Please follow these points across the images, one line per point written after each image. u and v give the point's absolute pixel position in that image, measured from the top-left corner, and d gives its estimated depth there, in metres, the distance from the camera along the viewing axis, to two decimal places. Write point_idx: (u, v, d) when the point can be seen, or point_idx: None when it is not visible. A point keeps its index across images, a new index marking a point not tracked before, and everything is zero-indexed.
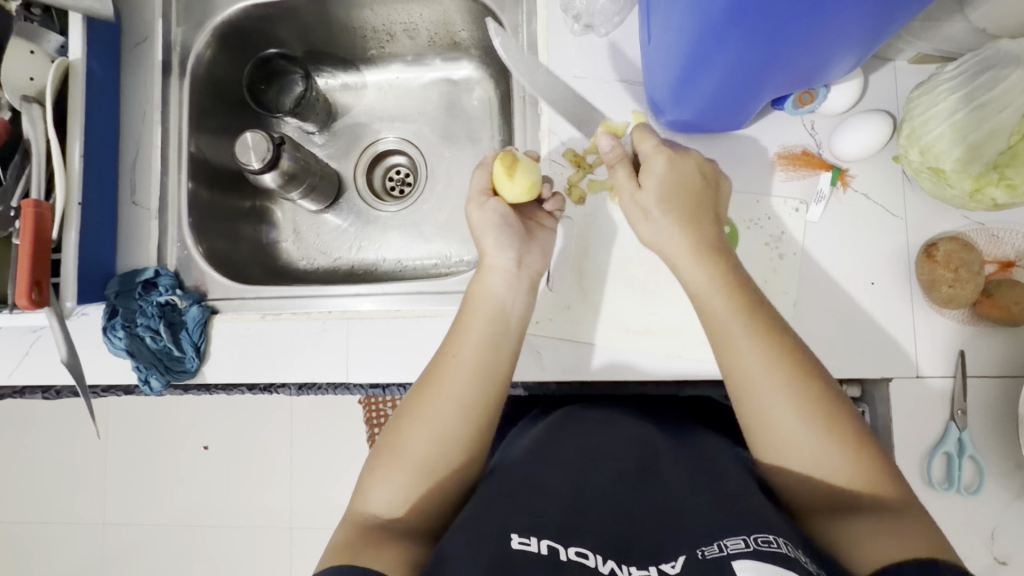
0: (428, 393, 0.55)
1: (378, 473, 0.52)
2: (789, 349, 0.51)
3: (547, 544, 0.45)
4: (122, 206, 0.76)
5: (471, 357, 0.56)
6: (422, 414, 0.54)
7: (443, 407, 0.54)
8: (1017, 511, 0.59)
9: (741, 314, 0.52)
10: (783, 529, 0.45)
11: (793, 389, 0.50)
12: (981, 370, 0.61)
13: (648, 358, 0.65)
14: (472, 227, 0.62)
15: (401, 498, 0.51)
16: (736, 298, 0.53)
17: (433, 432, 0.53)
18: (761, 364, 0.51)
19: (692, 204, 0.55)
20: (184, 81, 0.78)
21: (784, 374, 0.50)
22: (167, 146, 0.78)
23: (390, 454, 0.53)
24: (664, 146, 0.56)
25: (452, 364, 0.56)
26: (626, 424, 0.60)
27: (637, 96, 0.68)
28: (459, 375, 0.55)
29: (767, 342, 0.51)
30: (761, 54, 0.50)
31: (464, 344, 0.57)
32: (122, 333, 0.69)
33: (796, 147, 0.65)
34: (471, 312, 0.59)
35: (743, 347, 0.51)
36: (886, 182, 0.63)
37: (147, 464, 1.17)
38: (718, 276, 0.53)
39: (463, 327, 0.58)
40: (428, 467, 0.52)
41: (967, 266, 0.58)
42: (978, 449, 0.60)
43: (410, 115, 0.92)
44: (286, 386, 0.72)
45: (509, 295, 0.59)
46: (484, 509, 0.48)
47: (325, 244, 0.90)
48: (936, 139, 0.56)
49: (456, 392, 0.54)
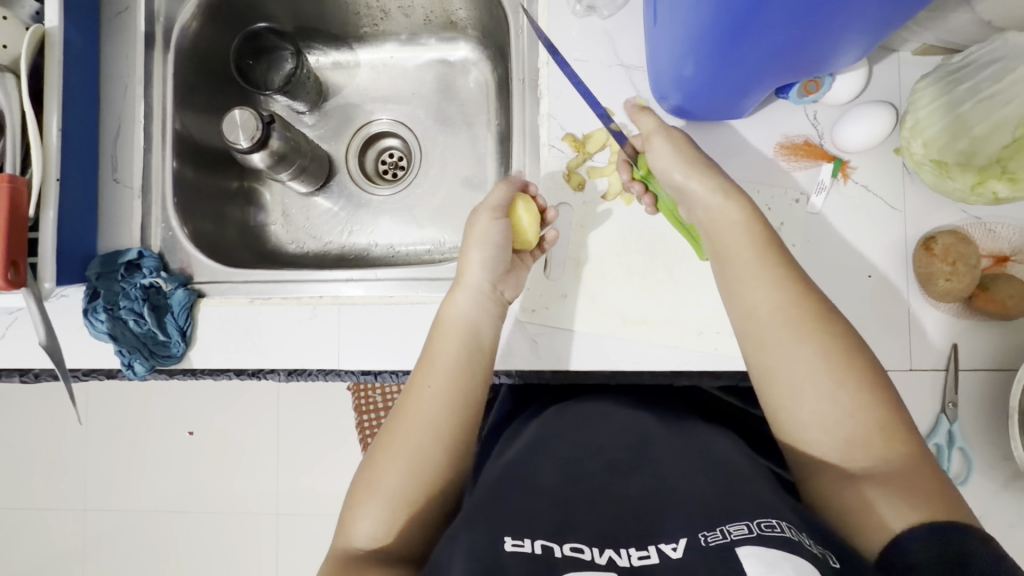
0: (399, 425, 0.54)
1: (356, 508, 0.51)
2: (808, 296, 0.51)
3: (541, 544, 0.44)
4: (103, 183, 0.73)
5: (442, 383, 0.55)
6: (395, 444, 0.53)
7: (413, 433, 0.53)
8: (1003, 500, 0.60)
9: (754, 251, 0.53)
10: (785, 514, 0.44)
11: (809, 332, 0.49)
12: (974, 364, 0.61)
13: (645, 348, 0.64)
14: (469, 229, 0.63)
15: (382, 530, 0.50)
16: (751, 234, 0.54)
17: (411, 459, 0.52)
18: (778, 304, 0.51)
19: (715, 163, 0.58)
20: (168, 54, 0.75)
21: (801, 315, 0.50)
22: (150, 122, 0.74)
23: (366, 489, 0.51)
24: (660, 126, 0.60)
25: (421, 393, 0.55)
26: (626, 419, 0.61)
27: (638, 80, 0.66)
28: (431, 402, 0.54)
29: (785, 292, 0.51)
30: (766, 39, 0.48)
31: (434, 372, 0.56)
32: (104, 316, 0.67)
33: (798, 137, 0.64)
34: (440, 336, 0.58)
35: (755, 279, 0.52)
36: (887, 175, 0.62)
37: (129, 449, 1.15)
38: (744, 210, 0.54)
39: (433, 353, 0.57)
40: (408, 494, 0.51)
41: (965, 259, 0.58)
42: (967, 441, 0.61)
43: (404, 96, 0.90)
44: (274, 372, 0.69)
45: (479, 322, 0.59)
46: (476, 510, 0.48)
47: (314, 228, 0.88)
48: (940, 132, 0.54)
49: (429, 420, 0.53)
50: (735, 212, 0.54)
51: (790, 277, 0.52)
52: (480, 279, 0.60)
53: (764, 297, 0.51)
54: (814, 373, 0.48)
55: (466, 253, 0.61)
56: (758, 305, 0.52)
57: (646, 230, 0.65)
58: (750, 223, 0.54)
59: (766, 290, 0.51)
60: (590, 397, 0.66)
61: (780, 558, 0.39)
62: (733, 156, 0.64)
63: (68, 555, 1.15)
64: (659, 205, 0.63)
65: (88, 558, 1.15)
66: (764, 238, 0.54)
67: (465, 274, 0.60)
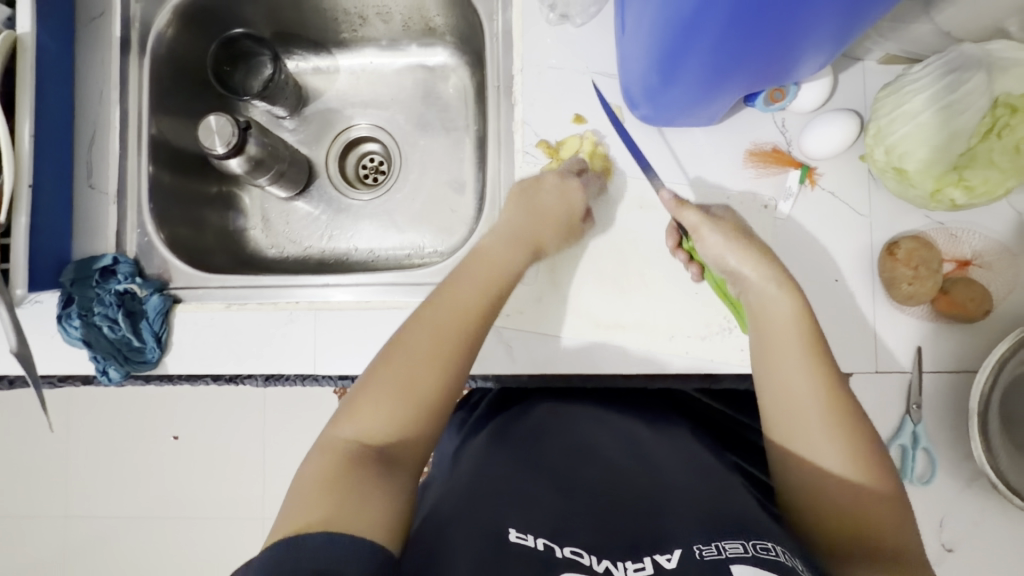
0: (423, 326, 0.53)
1: (364, 399, 0.49)
2: (836, 379, 0.51)
3: (543, 541, 0.44)
4: (78, 189, 0.73)
5: (474, 301, 0.56)
6: (417, 341, 0.52)
7: (441, 338, 0.53)
8: (967, 499, 0.62)
9: (792, 328, 0.53)
10: (780, 539, 0.45)
11: (831, 414, 0.49)
12: (939, 367, 0.62)
13: (618, 352, 0.65)
14: (525, 184, 0.65)
15: (387, 425, 0.48)
16: (795, 313, 0.54)
17: (435, 362, 0.51)
18: (804, 383, 0.51)
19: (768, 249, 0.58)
20: (144, 60, 0.75)
21: (830, 395, 0.50)
22: (126, 128, 0.74)
23: (380, 380, 0.50)
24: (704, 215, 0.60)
25: (449, 300, 0.55)
26: (624, 427, 0.62)
27: (611, 87, 0.67)
28: (458, 316, 0.54)
29: (818, 375, 0.51)
30: (730, 46, 0.49)
31: (465, 290, 0.56)
32: (78, 322, 0.66)
33: (766, 144, 0.65)
34: (477, 263, 0.59)
35: (789, 360, 0.52)
36: (853, 181, 0.64)
37: (110, 455, 1.14)
38: (792, 293, 0.54)
39: (466, 274, 0.58)
40: (420, 394, 0.50)
41: (927, 264, 0.60)
42: (931, 441, 0.62)
43: (384, 101, 0.90)
44: (252, 377, 0.69)
45: (507, 259, 0.60)
46: (471, 507, 0.48)
47: (294, 232, 0.88)
48: (902, 140, 0.55)
49: (452, 327, 0.54)
50: (785, 301, 0.54)
51: (827, 363, 0.52)
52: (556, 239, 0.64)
53: (800, 377, 0.51)
54: (827, 452, 0.49)
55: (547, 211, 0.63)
56: (792, 385, 0.51)
57: (618, 235, 0.66)
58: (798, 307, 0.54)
59: (803, 372, 0.51)
60: (579, 399, 0.66)
61: None
62: (705, 163, 0.65)
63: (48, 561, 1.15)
64: (706, 275, 0.64)
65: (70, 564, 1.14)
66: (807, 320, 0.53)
67: (539, 224, 0.63)
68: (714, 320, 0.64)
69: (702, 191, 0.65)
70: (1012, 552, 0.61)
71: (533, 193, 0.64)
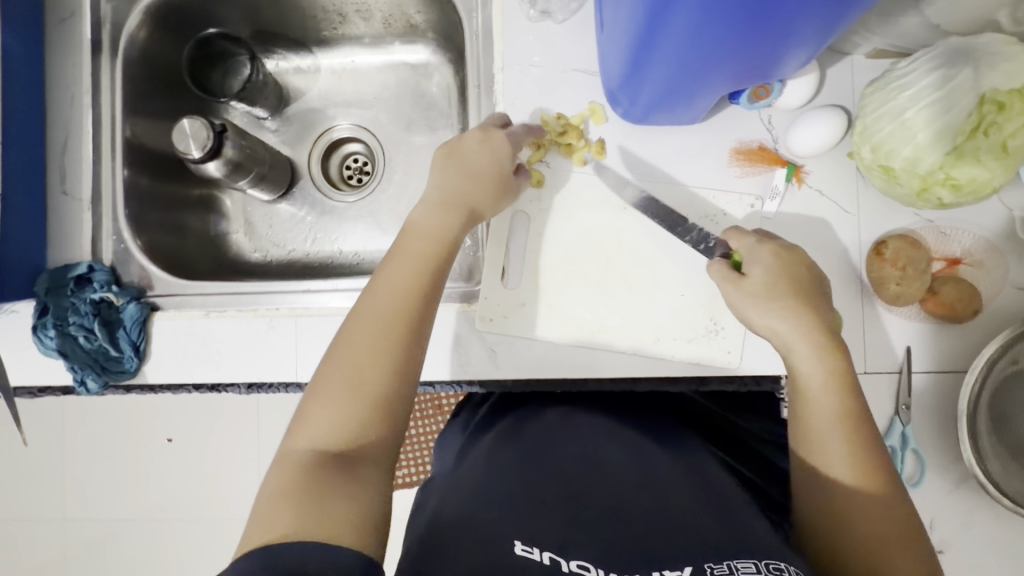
0: (361, 321, 0.53)
1: (314, 406, 0.49)
2: (858, 429, 0.52)
3: (549, 555, 0.45)
4: (52, 195, 0.71)
5: (410, 282, 0.55)
6: (357, 338, 0.52)
7: (379, 327, 0.52)
8: (956, 501, 0.61)
9: (825, 379, 0.54)
10: (789, 556, 0.45)
11: (858, 463, 0.51)
12: (928, 367, 0.61)
13: (603, 356, 0.64)
14: (452, 146, 0.62)
15: (339, 427, 0.48)
16: (832, 365, 0.54)
17: (378, 355, 0.51)
18: (829, 432, 0.53)
19: (804, 289, 0.56)
20: (116, 62, 0.73)
21: (855, 444, 0.52)
22: (99, 132, 0.73)
23: (327, 385, 0.50)
24: (765, 245, 0.57)
25: (381, 286, 0.55)
26: (629, 434, 0.61)
27: (594, 86, 0.66)
28: (393, 299, 0.54)
29: (845, 425, 0.52)
30: (706, 45, 0.47)
31: (398, 272, 0.55)
32: (53, 332, 0.65)
33: (752, 142, 0.63)
34: (412, 241, 0.58)
35: (819, 408, 0.53)
36: (841, 179, 0.63)
37: (98, 462, 1.13)
38: (823, 345, 0.54)
39: (401, 252, 0.57)
40: (366, 390, 0.50)
41: (914, 263, 0.59)
42: (920, 442, 0.61)
43: (366, 101, 0.89)
44: (234, 386, 0.68)
45: (442, 228, 0.58)
46: (482, 516, 0.49)
47: (278, 235, 0.86)
48: (887, 137, 0.53)
49: (388, 314, 0.53)
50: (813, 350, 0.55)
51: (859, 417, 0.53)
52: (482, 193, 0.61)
53: (827, 419, 0.53)
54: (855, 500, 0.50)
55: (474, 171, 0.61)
56: (818, 433, 0.53)
57: (603, 236, 0.65)
58: (834, 361, 0.54)
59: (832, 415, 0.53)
60: (584, 403, 0.66)
61: None
62: (689, 162, 0.64)
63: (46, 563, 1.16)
64: None
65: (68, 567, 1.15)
66: (843, 375, 0.54)
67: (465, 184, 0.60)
68: (701, 322, 0.63)
69: (687, 191, 0.64)
70: (1003, 552, 0.61)
71: (461, 153, 0.61)
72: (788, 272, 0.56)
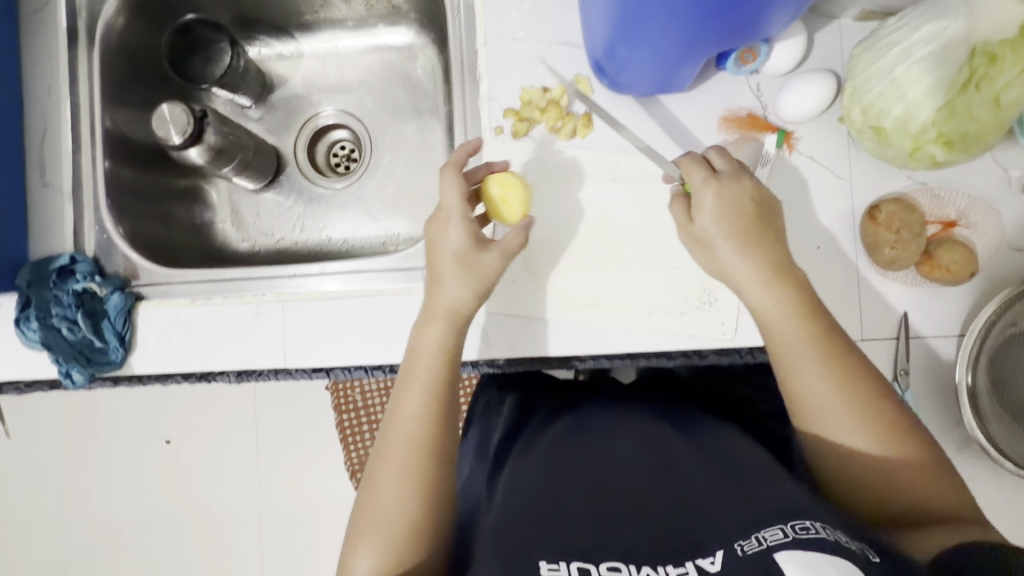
0: (386, 451, 0.53)
1: (359, 541, 0.50)
2: (852, 375, 0.49)
3: (577, 566, 0.44)
4: (32, 187, 0.70)
5: (422, 399, 0.54)
6: (384, 473, 0.52)
7: (400, 459, 0.52)
8: (957, 466, 0.60)
9: (806, 342, 0.50)
10: (819, 513, 0.43)
11: (855, 412, 0.48)
12: (927, 332, 0.60)
13: (596, 331, 0.63)
14: (455, 253, 0.56)
15: (386, 556, 0.49)
16: (810, 327, 0.51)
17: (403, 486, 0.51)
18: (825, 395, 0.49)
19: (750, 225, 0.53)
20: (93, 50, 0.72)
21: (845, 390, 0.49)
22: (78, 121, 0.72)
23: (367, 521, 0.51)
24: (711, 178, 0.54)
25: (397, 412, 0.54)
26: (644, 424, 0.59)
27: (579, 58, 0.65)
28: (414, 420, 0.53)
29: (837, 379, 0.49)
30: (687, 7, 0.46)
31: (410, 390, 0.55)
32: (35, 324, 0.64)
33: (741, 109, 0.62)
34: (414, 361, 0.56)
35: (807, 373, 0.50)
36: (832, 144, 0.62)
37: (93, 464, 1.12)
38: (790, 302, 0.51)
39: (408, 370, 0.56)
40: (405, 517, 0.50)
41: (909, 227, 0.58)
42: (920, 409, 0.61)
43: (351, 86, 0.87)
44: (224, 375, 0.66)
45: (447, 342, 0.56)
46: (504, 533, 0.48)
47: (265, 224, 0.85)
48: (877, 97, 0.52)
49: (409, 428, 0.53)
50: (779, 307, 0.52)
51: (846, 366, 0.50)
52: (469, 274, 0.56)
53: (820, 388, 0.49)
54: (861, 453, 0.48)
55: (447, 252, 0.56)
56: (814, 404, 0.50)
57: (592, 210, 0.63)
58: (801, 312, 0.51)
59: (823, 383, 0.49)
60: (590, 403, 0.66)
61: (815, 563, 0.39)
62: (678, 132, 0.63)
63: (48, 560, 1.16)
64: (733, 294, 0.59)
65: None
66: (814, 320, 0.51)
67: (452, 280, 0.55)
68: (693, 293, 0.62)
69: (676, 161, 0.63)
70: (1006, 516, 0.60)
71: (473, 265, 0.56)
72: (730, 205, 0.54)
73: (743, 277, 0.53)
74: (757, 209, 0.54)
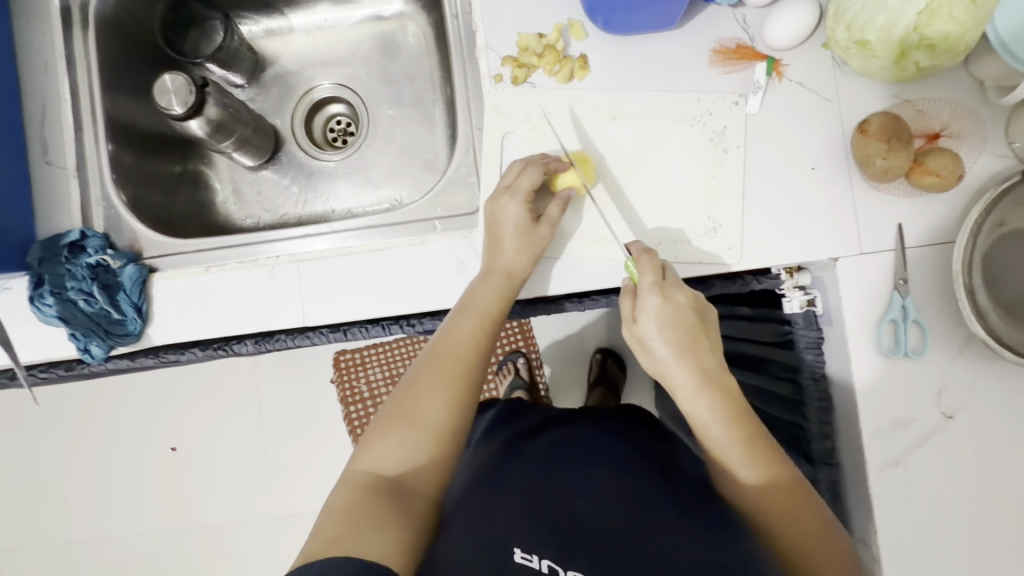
0: (429, 364, 0.57)
1: (386, 433, 0.54)
2: (777, 462, 0.53)
3: (547, 564, 0.50)
4: (35, 167, 0.70)
5: (474, 333, 0.59)
6: (424, 381, 0.56)
7: (437, 377, 0.56)
8: (962, 365, 0.63)
9: (731, 436, 0.54)
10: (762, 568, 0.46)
11: (774, 489, 0.52)
12: (921, 241, 0.63)
13: (607, 265, 0.64)
14: (515, 225, 0.61)
15: (402, 457, 0.53)
16: (735, 430, 0.54)
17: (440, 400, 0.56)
18: (756, 477, 0.52)
19: (688, 332, 0.57)
20: (88, 29, 0.72)
21: (766, 473, 0.53)
22: (77, 100, 0.72)
23: (400, 418, 0.54)
24: (659, 284, 0.57)
25: (451, 334, 0.59)
26: (616, 457, 0.62)
27: (569, 3, 0.67)
28: (466, 343, 0.58)
29: (761, 461, 0.53)
30: None
31: (463, 320, 0.59)
32: (51, 299, 0.64)
33: (729, 42, 0.65)
34: (474, 296, 0.60)
35: (729, 454, 0.54)
36: (818, 69, 0.64)
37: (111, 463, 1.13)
38: (716, 405, 0.55)
39: (468, 300, 0.60)
40: (439, 431, 0.55)
41: (898, 137, 0.59)
42: (921, 313, 0.63)
43: (343, 59, 0.89)
44: (242, 343, 0.68)
45: (505, 293, 0.61)
46: (480, 525, 0.54)
47: (268, 201, 0.86)
48: (859, 11, 0.56)
49: (455, 355, 0.58)
50: (708, 402, 0.55)
51: (770, 455, 0.53)
52: (531, 249, 0.61)
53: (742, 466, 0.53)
54: (767, 517, 0.51)
55: (503, 226, 0.62)
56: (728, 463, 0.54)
57: (594, 148, 0.65)
58: (736, 414, 0.55)
59: (747, 466, 0.53)
60: (576, 422, 0.69)
61: None
62: (670, 69, 0.65)
63: (65, 562, 1.16)
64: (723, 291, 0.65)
65: (82, 561, 1.16)
66: (743, 421, 0.54)
67: (515, 255, 0.61)
68: (698, 220, 0.64)
69: (671, 95, 0.65)
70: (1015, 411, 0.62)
71: (533, 236, 0.61)
72: (672, 314, 0.57)
73: (676, 373, 0.56)
74: (696, 319, 0.57)
